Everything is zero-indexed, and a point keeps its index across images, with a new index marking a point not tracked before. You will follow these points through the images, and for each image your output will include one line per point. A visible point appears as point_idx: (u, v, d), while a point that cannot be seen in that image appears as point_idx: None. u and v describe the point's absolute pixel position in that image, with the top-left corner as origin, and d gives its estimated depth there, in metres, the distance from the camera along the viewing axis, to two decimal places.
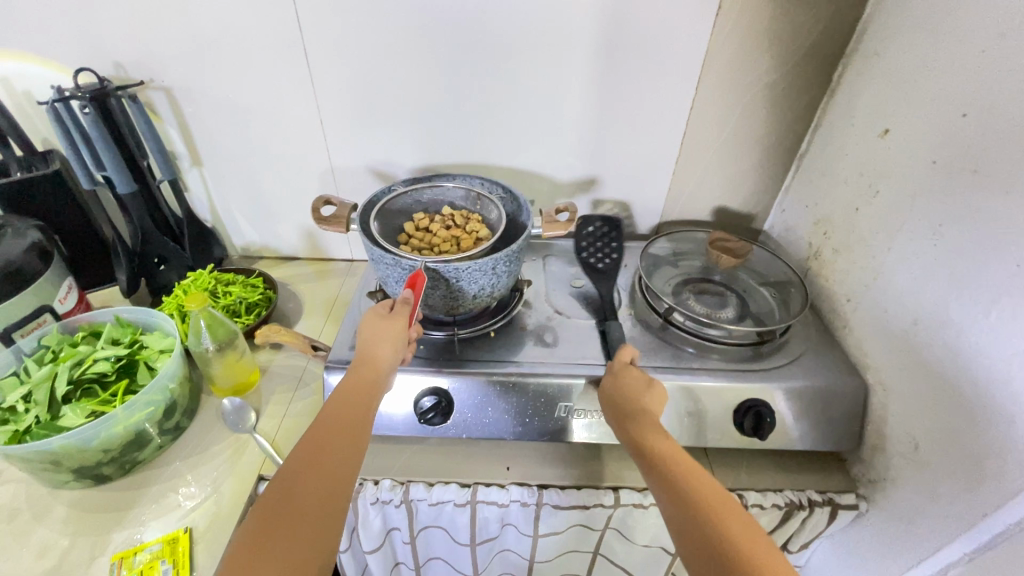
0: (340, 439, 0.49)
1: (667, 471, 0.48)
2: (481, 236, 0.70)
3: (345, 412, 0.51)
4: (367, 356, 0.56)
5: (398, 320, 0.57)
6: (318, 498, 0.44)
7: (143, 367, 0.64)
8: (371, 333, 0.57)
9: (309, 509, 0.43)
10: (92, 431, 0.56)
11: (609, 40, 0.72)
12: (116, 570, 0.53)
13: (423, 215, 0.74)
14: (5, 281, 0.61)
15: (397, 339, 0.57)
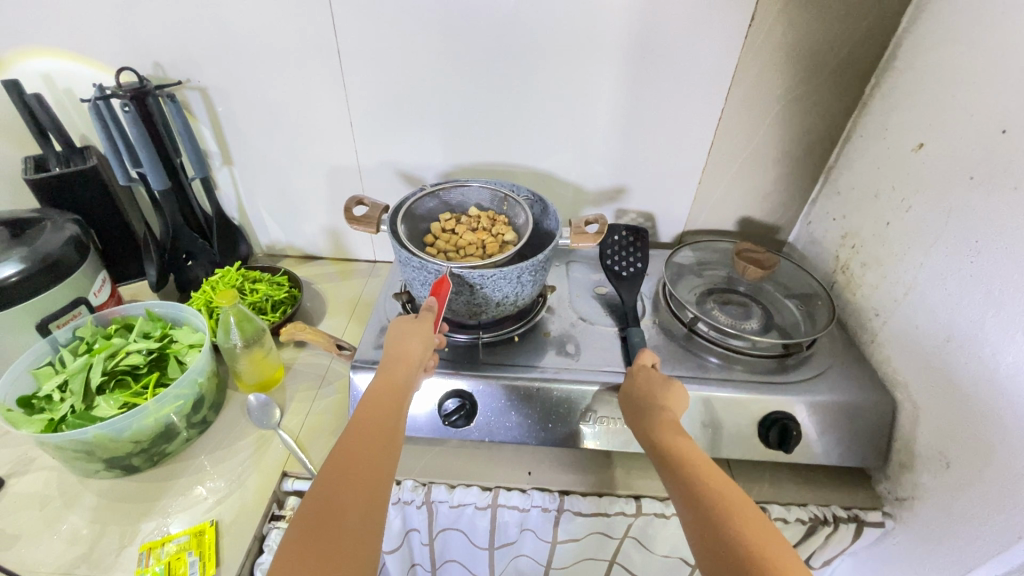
0: (375, 438, 0.49)
1: (688, 475, 0.48)
2: (507, 240, 0.71)
3: (378, 412, 0.52)
4: (398, 357, 0.57)
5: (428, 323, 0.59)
6: (359, 497, 0.45)
7: (173, 360, 0.65)
8: (401, 337, 0.58)
9: (351, 508, 0.44)
10: (124, 422, 0.57)
11: (639, 50, 0.73)
12: (143, 560, 0.54)
13: (449, 217, 0.75)
14: (44, 274, 0.63)
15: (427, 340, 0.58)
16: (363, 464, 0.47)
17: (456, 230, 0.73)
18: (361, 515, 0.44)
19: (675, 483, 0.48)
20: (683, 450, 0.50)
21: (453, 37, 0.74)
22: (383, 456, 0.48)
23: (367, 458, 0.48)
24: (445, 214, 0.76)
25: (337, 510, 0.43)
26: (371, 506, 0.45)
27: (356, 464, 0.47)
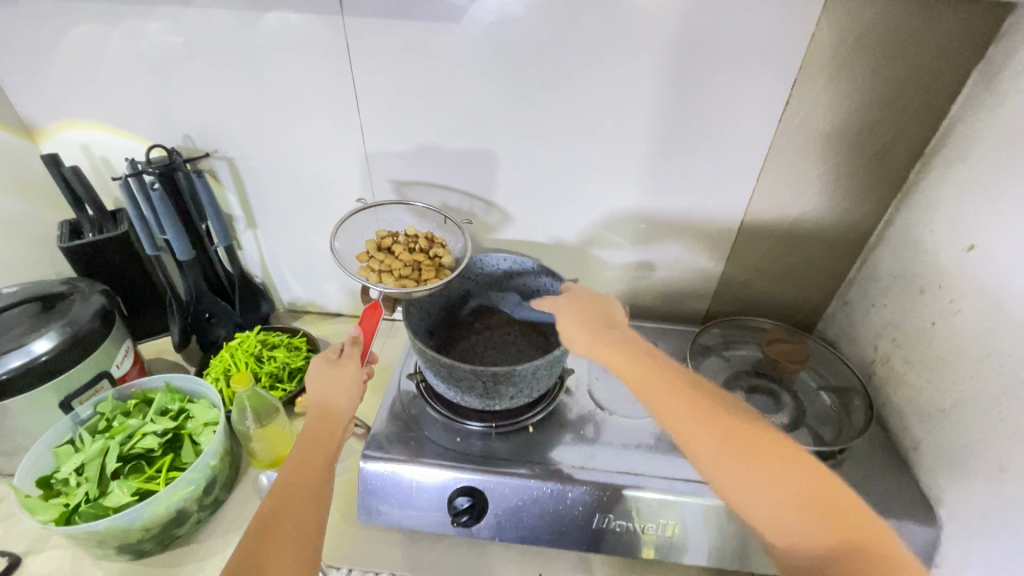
0: (299, 493, 0.50)
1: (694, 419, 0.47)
2: (442, 265, 0.76)
3: (304, 464, 0.53)
4: (322, 407, 0.59)
5: (347, 367, 0.62)
6: (282, 551, 0.45)
7: (188, 441, 0.65)
8: (325, 387, 0.60)
9: (274, 563, 0.44)
10: (135, 514, 0.57)
11: (666, 129, 0.71)
12: None
13: (386, 235, 0.78)
14: (72, 350, 0.64)
15: (348, 387, 0.60)
16: (285, 520, 0.47)
17: (392, 250, 0.77)
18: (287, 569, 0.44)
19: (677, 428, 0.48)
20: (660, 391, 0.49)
21: (477, 114, 0.73)
22: (308, 507, 0.49)
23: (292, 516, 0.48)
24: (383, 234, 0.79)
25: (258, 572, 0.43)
26: (300, 559, 0.45)
27: (279, 521, 0.47)
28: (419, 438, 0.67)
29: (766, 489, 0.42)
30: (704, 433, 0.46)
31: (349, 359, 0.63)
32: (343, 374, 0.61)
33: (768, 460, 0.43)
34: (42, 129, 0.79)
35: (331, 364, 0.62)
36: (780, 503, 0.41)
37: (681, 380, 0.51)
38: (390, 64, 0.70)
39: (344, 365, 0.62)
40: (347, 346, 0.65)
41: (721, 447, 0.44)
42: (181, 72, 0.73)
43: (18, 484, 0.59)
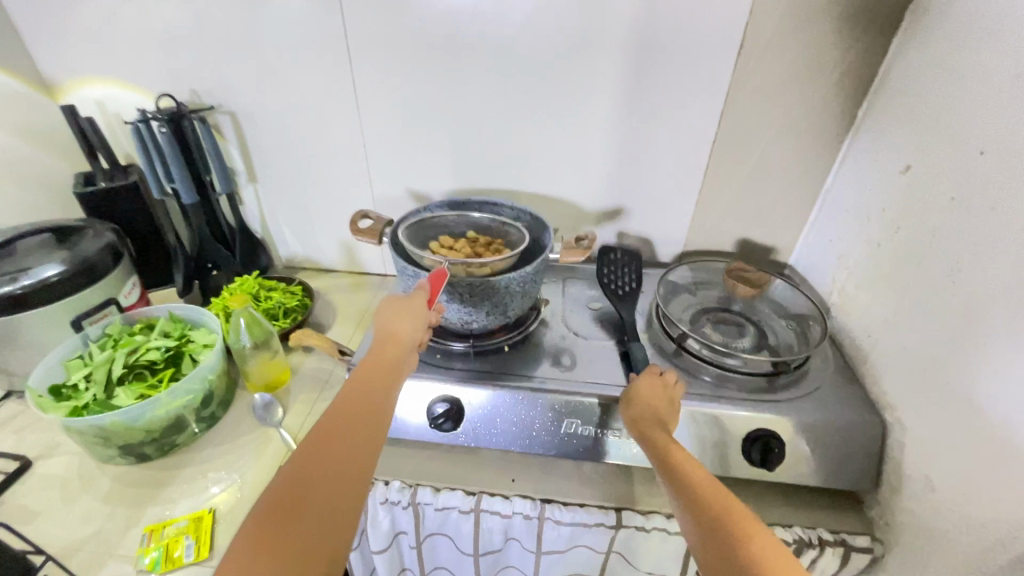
0: (355, 424, 0.49)
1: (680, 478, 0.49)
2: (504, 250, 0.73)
3: (361, 395, 0.52)
4: (386, 336, 0.58)
5: (415, 300, 0.60)
6: (334, 479, 0.44)
7: (188, 358, 0.70)
8: (392, 319, 0.58)
9: (324, 490, 0.44)
10: (138, 412, 0.62)
11: (633, 77, 0.76)
12: (145, 540, 0.58)
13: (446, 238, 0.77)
14: (81, 276, 0.69)
15: (416, 317, 0.59)
16: (339, 448, 0.47)
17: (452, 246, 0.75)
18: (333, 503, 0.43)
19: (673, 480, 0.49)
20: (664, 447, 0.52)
21: (457, 65, 0.78)
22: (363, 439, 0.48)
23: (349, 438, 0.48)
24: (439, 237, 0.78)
25: (307, 498, 0.43)
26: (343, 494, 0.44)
27: (337, 450, 0.46)
28: None
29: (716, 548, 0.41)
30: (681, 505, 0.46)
31: (420, 297, 0.61)
32: (410, 310, 0.59)
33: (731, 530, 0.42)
34: (61, 86, 0.86)
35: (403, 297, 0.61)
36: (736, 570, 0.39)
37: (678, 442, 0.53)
38: (375, 19, 0.76)
39: (417, 304, 0.60)
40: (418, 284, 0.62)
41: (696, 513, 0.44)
42: (184, 29, 0.79)
43: (32, 387, 0.65)
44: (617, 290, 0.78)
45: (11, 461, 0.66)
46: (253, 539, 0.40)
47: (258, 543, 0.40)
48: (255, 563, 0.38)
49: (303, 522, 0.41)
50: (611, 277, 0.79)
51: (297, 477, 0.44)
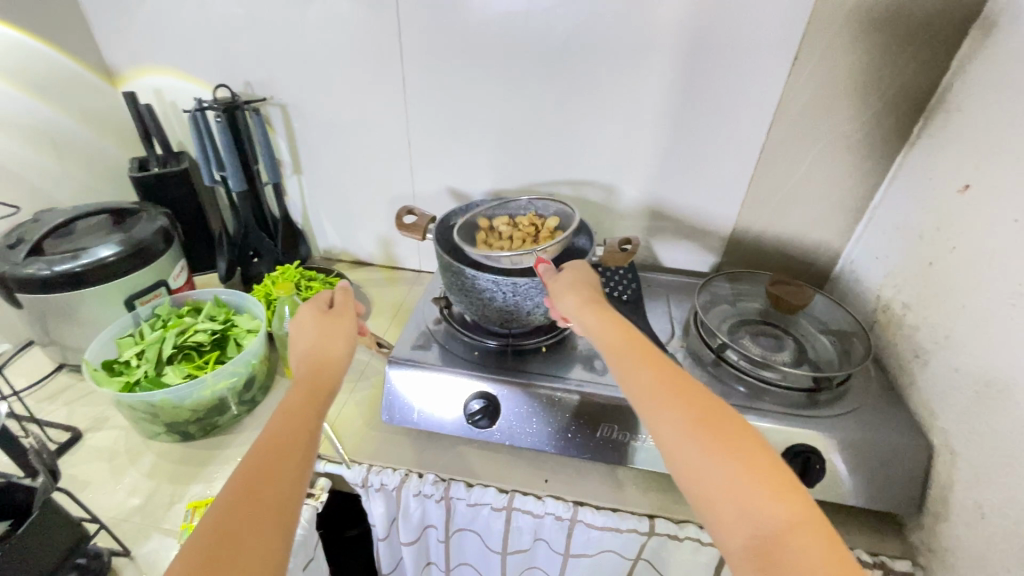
0: (280, 454, 0.43)
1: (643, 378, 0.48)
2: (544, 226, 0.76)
3: (291, 421, 0.46)
4: (312, 361, 0.54)
5: (335, 317, 0.59)
6: (263, 511, 0.38)
7: (232, 342, 0.72)
8: (312, 343, 0.56)
9: (257, 524, 0.37)
10: (185, 391, 0.64)
11: (682, 85, 0.76)
12: (189, 516, 0.59)
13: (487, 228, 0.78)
14: (135, 256, 0.72)
15: (342, 333, 0.58)
16: (270, 477, 0.41)
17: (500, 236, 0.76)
18: (267, 535, 0.37)
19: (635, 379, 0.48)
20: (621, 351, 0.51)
21: (506, 66, 0.79)
22: (292, 469, 0.42)
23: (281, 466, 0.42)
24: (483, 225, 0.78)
25: (237, 530, 0.37)
26: (274, 521, 0.38)
27: (263, 478, 0.40)
28: (443, 352, 0.73)
29: (719, 467, 0.41)
30: (676, 419, 0.44)
31: (314, 311, 0.59)
32: (314, 326, 0.57)
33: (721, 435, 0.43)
34: (123, 74, 0.90)
35: (325, 312, 0.59)
36: (739, 492, 0.40)
37: (632, 338, 0.52)
38: (428, 19, 0.77)
39: (316, 317, 0.58)
40: (311, 302, 0.61)
41: (696, 429, 0.43)
42: (242, 23, 0.82)
43: (88, 360, 0.67)
44: (621, 295, 0.78)
45: (64, 431, 0.69)
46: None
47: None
48: None
49: (241, 553, 0.36)
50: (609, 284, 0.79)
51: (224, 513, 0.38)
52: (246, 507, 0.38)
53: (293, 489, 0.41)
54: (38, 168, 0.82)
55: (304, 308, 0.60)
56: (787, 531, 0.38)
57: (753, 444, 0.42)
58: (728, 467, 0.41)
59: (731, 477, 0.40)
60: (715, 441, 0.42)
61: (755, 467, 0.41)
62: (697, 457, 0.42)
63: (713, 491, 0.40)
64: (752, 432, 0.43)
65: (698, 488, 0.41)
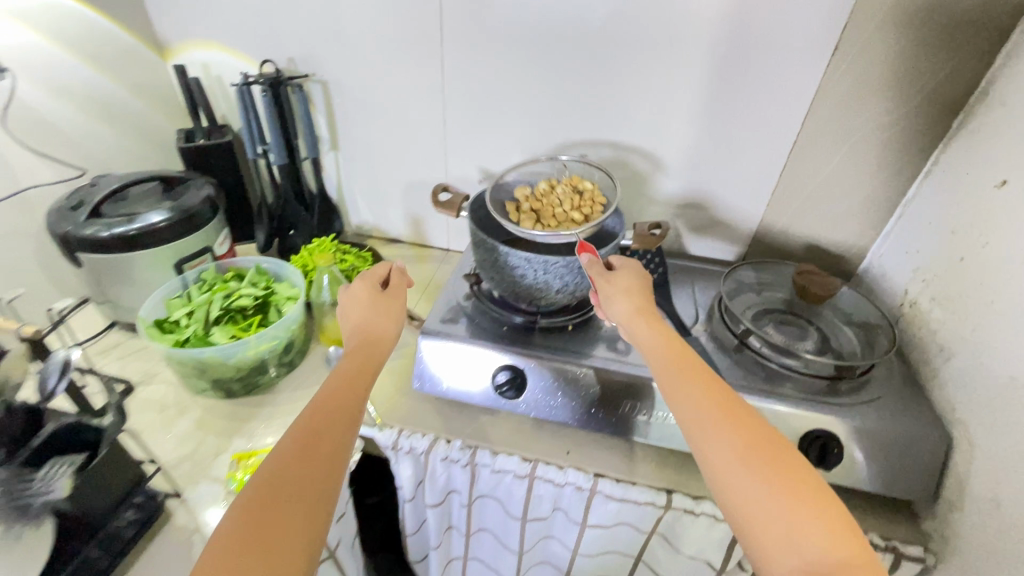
0: (337, 426, 0.49)
1: (694, 399, 0.50)
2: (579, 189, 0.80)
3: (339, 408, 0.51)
4: (366, 336, 0.59)
5: (378, 298, 0.63)
6: (320, 483, 0.45)
7: (274, 308, 0.76)
8: (364, 318, 0.61)
9: (313, 496, 0.44)
10: (231, 350, 0.68)
11: (718, 71, 0.76)
12: (233, 466, 0.63)
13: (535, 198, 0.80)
14: (184, 223, 0.76)
15: (392, 317, 0.62)
16: (327, 450, 0.47)
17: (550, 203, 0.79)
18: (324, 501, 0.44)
19: (688, 400, 0.50)
20: (670, 368, 0.53)
21: (543, 49, 0.80)
22: (342, 438, 0.48)
23: (330, 454, 0.47)
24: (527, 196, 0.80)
25: (291, 496, 0.43)
26: (322, 490, 0.45)
27: (308, 466, 0.45)
28: (472, 326, 0.75)
29: (768, 502, 0.43)
30: (727, 444, 0.46)
31: (370, 284, 0.64)
32: (370, 301, 0.62)
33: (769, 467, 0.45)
34: (172, 47, 0.93)
35: (373, 295, 0.63)
36: (787, 527, 0.42)
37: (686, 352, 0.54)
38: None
39: (371, 291, 0.63)
40: (368, 274, 0.66)
41: (745, 457, 0.46)
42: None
43: (143, 318, 0.72)
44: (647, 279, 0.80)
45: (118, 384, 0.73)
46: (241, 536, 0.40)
47: (240, 540, 0.40)
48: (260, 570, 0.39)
49: (292, 535, 0.41)
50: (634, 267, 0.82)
51: (286, 480, 0.44)
52: (299, 472, 0.45)
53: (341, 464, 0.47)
54: (96, 137, 0.86)
55: (359, 279, 0.64)
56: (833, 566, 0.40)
57: (802, 478, 0.45)
58: (776, 501, 0.43)
59: (780, 514, 0.43)
60: (765, 475, 0.44)
61: (800, 497, 0.43)
62: (744, 489, 0.44)
63: (759, 524, 0.43)
64: (805, 465, 0.46)
65: (743, 521, 0.44)
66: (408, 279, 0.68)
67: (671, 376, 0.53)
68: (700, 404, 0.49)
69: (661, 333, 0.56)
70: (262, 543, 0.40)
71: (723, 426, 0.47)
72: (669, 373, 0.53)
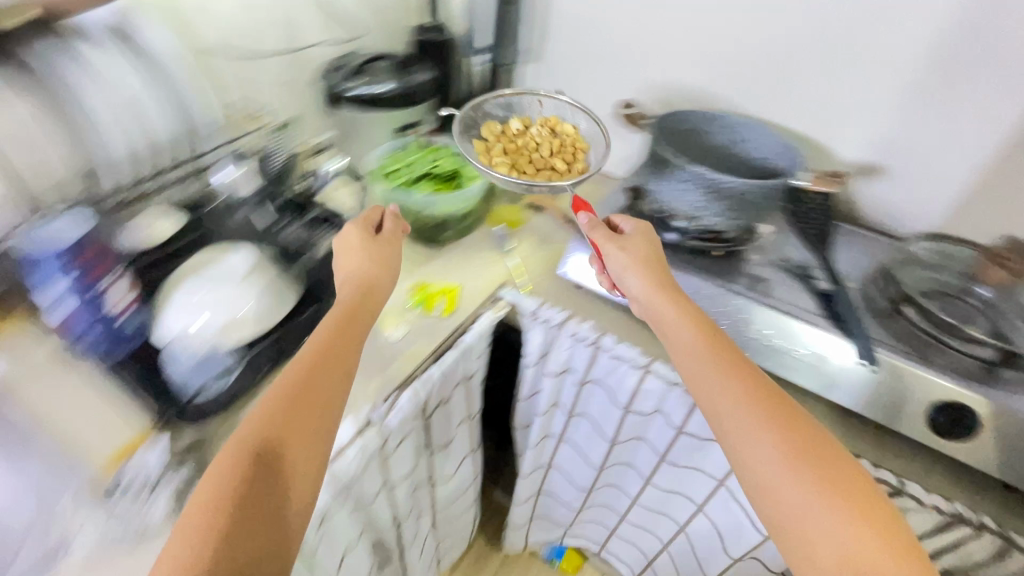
0: (329, 365, 0.56)
1: (729, 409, 0.53)
2: (543, 135, 0.93)
3: (327, 355, 0.57)
4: (358, 284, 0.65)
5: (370, 245, 0.68)
6: (307, 420, 0.52)
7: (462, 179, 0.89)
8: (358, 265, 0.66)
9: (301, 432, 0.51)
10: (428, 204, 0.84)
11: (959, 27, 0.72)
12: (412, 290, 0.82)
13: (503, 133, 0.93)
14: (402, 97, 0.90)
15: (368, 257, 0.67)
16: (317, 392, 0.53)
17: (521, 139, 0.93)
18: (314, 439, 0.51)
19: (728, 412, 0.53)
20: (702, 375, 0.55)
21: None
22: (338, 365, 0.57)
23: (320, 390, 0.54)
24: (499, 131, 0.94)
25: (283, 427, 0.50)
26: (312, 428, 0.52)
27: (302, 404, 0.52)
28: None
29: (815, 507, 0.47)
30: (771, 452, 0.50)
31: (361, 229, 0.69)
32: (373, 245, 0.69)
33: (814, 470, 0.48)
34: None
35: (364, 242, 0.68)
36: (838, 532, 0.46)
37: (717, 354, 0.56)
38: None
39: (362, 236, 0.69)
40: (362, 218, 0.71)
41: (789, 461, 0.49)
42: None
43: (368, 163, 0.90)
44: (809, 228, 0.81)
45: None
46: (242, 480, 0.47)
47: (235, 487, 0.47)
48: (263, 497, 0.47)
49: (296, 465, 0.49)
50: (799, 213, 0.82)
51: (276, 422, 0.51)
52: (289, 418, 0.51)
53: (328, 405, 0.54)
54: None
55: (354, 224, 0.70)
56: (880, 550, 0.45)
57: (843, 477, 0.48)
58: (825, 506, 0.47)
59: (829, 518, 0.46)
60: (807, 480, 0.48)
61: (843, 491, 0.47)
62: (792, 496, 0.48)
63: (807, 532, 0.46)
64: (842, 455, 0.50)
65: (793, 525, 0.47)
66: (402, 226, 0.74)
67: (706, 387, 0.55)
68: (739, 413, 0.52)
69: (694, 334, 0.59)
70: (266, 478, 0.48)
71: (767, 433, 0.50)
72: (699, 385, 0.55)
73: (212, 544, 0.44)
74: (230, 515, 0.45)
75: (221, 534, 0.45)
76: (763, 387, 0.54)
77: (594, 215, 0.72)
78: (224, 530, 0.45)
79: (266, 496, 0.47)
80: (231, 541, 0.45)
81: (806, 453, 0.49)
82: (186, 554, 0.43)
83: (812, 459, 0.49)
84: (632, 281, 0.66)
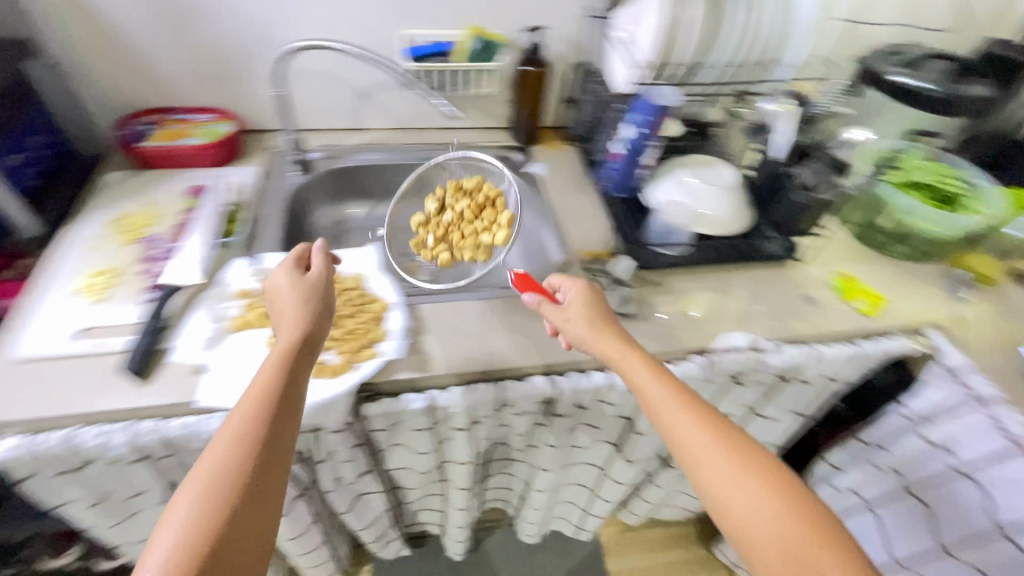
0: (266, 399, 0.47)
1: (688, 442, 0.48)
2: (490, 198, 0.80)
3: (281, 375, 0.50)
4: (303, 332, 0.54)
5: (305, 283, 0.59)
6: (262, 441, 0.45)
7: (961, 207, 0.80)
8: (301, 308, 0.56)
9: (268, 455, 0.45)
10: (912, 213, 0.79)
11: None
12: (840, 275, 0.81)
13: (437, 221, 0.79)
14: (942, 104, 0.79)
15: (313, 302, 0.57)
16: (263, 417, 0.46)
17: (448, 228, 0.79)
18: (278, 461, 0.46)
19: (691, 450, 0.48)
20: (670, 414, 0.50)
21: None
22: (295, 380, 0.50)
23: (264, 420, 0.46)
24: (424, 219, 0.80)
25: (266, 432, 0.46)
26: (260, 451, 0.45)
27: (273, 419, 0.47)
28: None
29: (763, 509, 0.44)
30: (726, 466, 0.46)
31: (292, 271, 0.60)
32: (308, 286, 0.58)
33: (757, 483, 0.45)
34: None
35: (300, 279, 0.59)
36: (793, 534, 0.42)
37: (687, 393, 0.52)
38: None
39: (294, 279, 0.59)
40: (291, 258, 0.61)
41: (738, 474, 0.45)
42: None
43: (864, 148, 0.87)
44: None
45: None
46: (236, 484, 0.42)
47: (213, 502, 0.41)
48: (222, 516, 0.41)
49: (262, 489, 0.43)
50: None
51: (242, 441, 0.45)
52: (256, 432, 0.45)
53: (285, 425, 0.47)
54: None
55: (281, 266, 0.61)
56: (823, 545, 0.41)
57: (769, 471, 0.46)
58: (772, 512, 0.43)
59: (780, 519, 0.43)
60: (745, 477, 0.45)
61: (792, 502, 0.44)
62: (749, 508, 0.44)
63: (764, 538, 0.43)
64: (772, 459, 0.47)
65: (751, 533, 0.43)
66: (337, 258, 0.64)
67: (671, 438, 0.49)
68: (705, 451, 0.47)
69: (665, 385, 0.52)
70: (219, 500, 0.41)
71: (723, 457, 0.47)
72: (671, 438, 0.49)
73: (203, 532, 0.40)
74: (209, 535, 0.40)
75: (222, 515, 0.41)
76: (690, 399, 0.51)
77: (541, 291, 0.62)
78: (221, 524, 0.41)
79: (263, 506, 0.43)
80: (220, 558, 0.40)
81: (748, 464, 0.46)
82: (164, 550, 0.39)
83: (758, 471, 0.46)
84: (582, 337, 0.58)
